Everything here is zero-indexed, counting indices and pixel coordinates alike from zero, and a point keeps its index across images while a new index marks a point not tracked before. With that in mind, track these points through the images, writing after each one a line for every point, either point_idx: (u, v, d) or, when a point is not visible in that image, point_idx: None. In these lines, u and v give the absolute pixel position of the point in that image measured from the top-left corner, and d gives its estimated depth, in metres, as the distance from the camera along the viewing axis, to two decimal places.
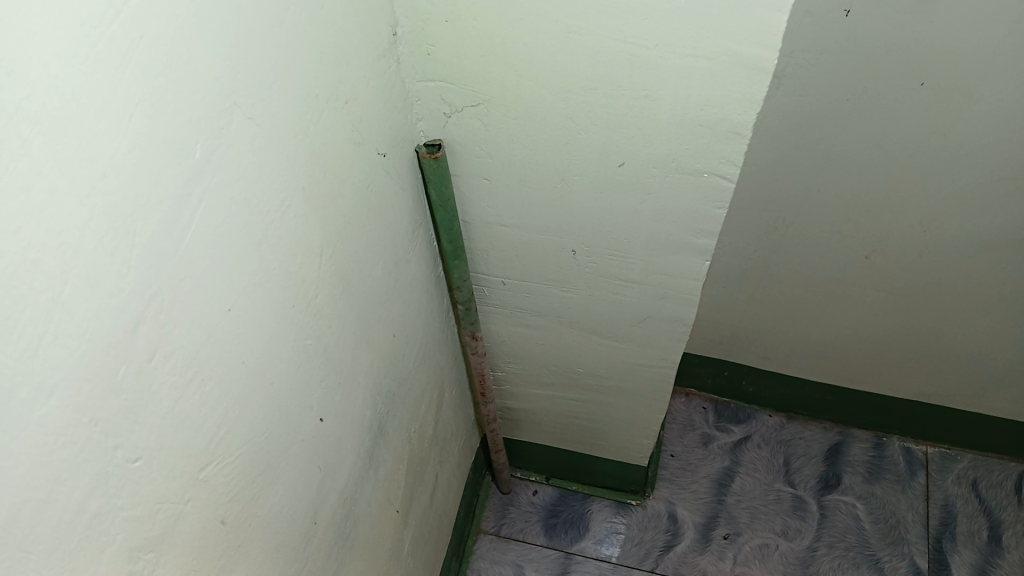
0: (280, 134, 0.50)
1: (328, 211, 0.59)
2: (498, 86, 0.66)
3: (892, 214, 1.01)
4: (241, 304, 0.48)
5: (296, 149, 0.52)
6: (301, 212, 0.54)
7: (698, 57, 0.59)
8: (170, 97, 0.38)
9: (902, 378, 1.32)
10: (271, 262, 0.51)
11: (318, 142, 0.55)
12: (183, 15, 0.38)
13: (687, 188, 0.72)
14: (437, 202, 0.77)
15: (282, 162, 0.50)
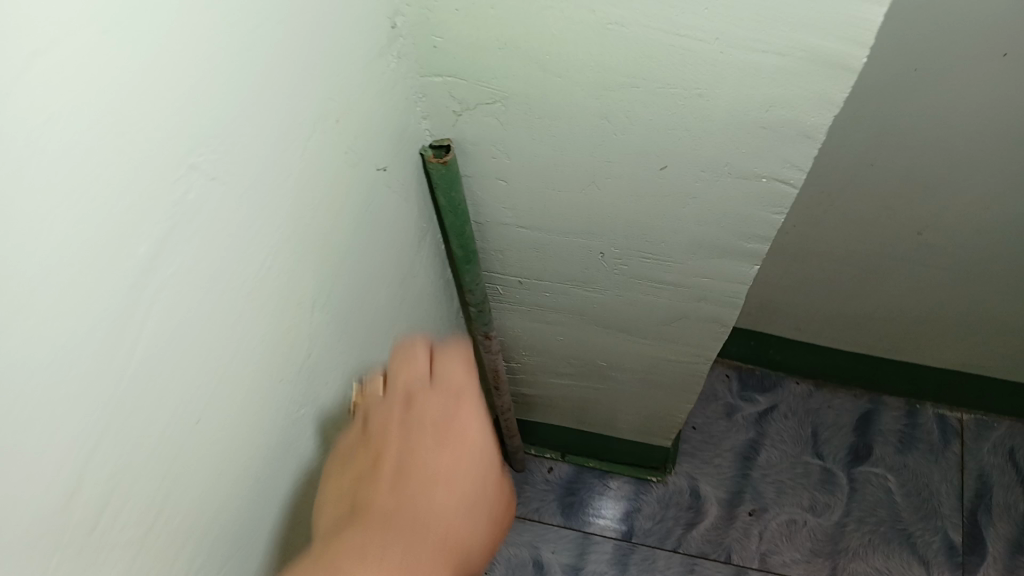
0: (260, 182, 0.39)
1: (320, 252, 0.49)
2: (520, 81, 0.55)
3: (951, 190, 0.90)
4: (213, 401, 0.39)
5: (280, 193, 0.42)
6: (287, 265, 0.44)
7: (768, 53, 0.48)
8: (98, 192, 0.28)
9: (942, 351, 1.23)
10: (251, 337, 0.41)
11: (306, 176, 0.45)
12: (111, 78, 0.28)
13: (740, 193, 0.61)
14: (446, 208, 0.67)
15: (265, 213, 0.40)
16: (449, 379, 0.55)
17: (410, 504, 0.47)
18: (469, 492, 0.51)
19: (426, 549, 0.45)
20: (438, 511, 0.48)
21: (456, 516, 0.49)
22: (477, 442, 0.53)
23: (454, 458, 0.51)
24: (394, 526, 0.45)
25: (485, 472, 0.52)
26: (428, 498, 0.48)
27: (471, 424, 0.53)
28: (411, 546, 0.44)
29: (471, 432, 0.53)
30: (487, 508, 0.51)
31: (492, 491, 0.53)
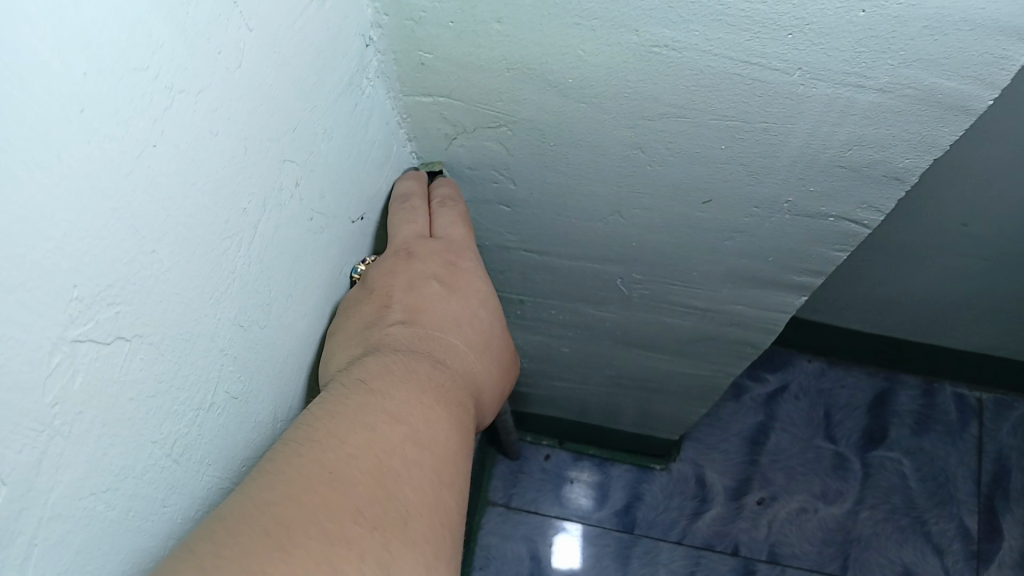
0: (172, 313, 0.28)
1: (278, 352, 0.38)
2: (532, 106, 0.43)
3: (1010, 182, 0.79)
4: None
5: (207, 314, 0.30)
6: (229, 393, 0.33)
7: (863, 89, 0.37)
8: None
9: (968, 335, 1.14)
10: (178, 504, 0.31)
11: (250, 274, 0.33)
12: None
13: (797, 231, 0.50)
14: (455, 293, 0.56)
15: (182, 350, 0.29)
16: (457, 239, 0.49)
17: (427, 349, 0.43)
18: (482, 344, 0.47)
19: (453, 390, 0.41)
20: (454, 359, 0.44)
21: (470, 368, 0.45)
22: (488, 293, 0.49)
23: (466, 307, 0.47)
24: (421, 366, 0.41)
25: (494, 324, 0.49)
26: (444, 344, 0.44)
27: (477, 276, 0.49)
28: (441, 388, 0.40)
29: (480, 285, 0.49)
30: (492, 361, 0.48)
31: (498, 343, 0.49)
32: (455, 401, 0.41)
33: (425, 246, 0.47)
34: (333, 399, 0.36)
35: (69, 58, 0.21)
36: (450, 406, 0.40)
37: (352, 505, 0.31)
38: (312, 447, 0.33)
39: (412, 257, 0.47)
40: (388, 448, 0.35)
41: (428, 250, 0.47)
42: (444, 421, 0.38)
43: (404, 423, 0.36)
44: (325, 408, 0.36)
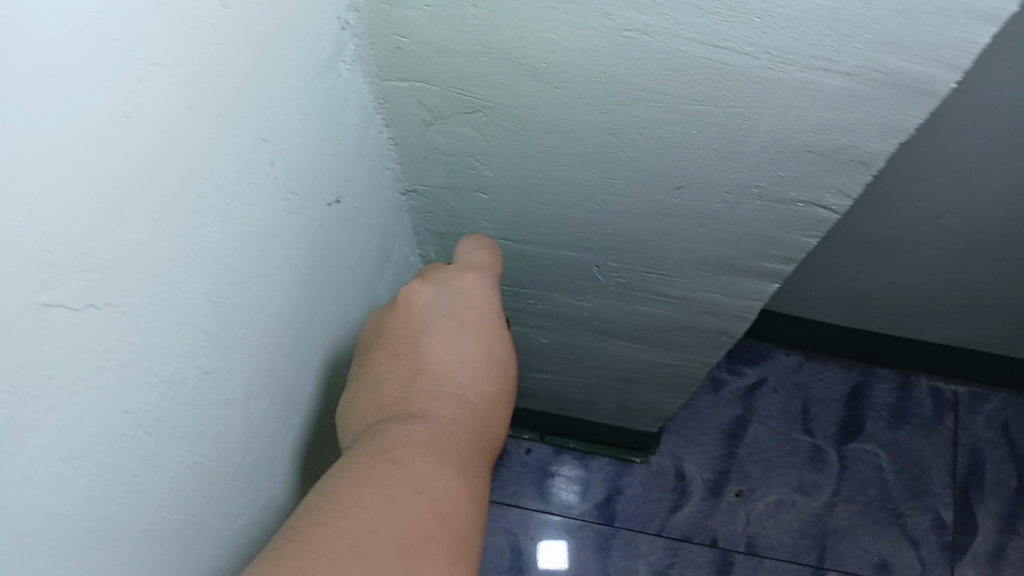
0: (143, 283, 0.28)
1: (252, 330, 0.38)
2: (508, 91, 0.44)
3: (981, 176, 0.80)
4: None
5: (179, 286, 0.31)
6: (201, 366, 0.33)
7: (831, 73, 0.38)
8: None
9: (943, 329, 1.16)
10: (149, 476, 0.31)
11: (223, 248, 0.33)
12: None
13: (768, 216, 0.51)
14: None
15: (153, 321, 0.29)
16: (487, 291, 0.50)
17: (449, 409, 0.44)
18: (504, 399, 0.48)
19: (471, 453, 0.42)
20: (476, 418, 0.45)
21: (491, 426, 0.46)
22: (511, 345, 0.50)
23: (491, 362, 0.48)
24: (441, 430, 0.42)
25: (516, 376, 0.50)
26: (465, 402, 0.45)
27: (504, 327, 0.50)
28: (459, 455, 0.41)
29: (507, 338, 0.49)
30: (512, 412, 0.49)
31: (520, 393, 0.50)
32: (474, 466, 0.42)
33: (452, 302, 0.48)
34: (353, 469, 0.38)
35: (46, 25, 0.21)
36: (468, 472, 0.41)
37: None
38: (338, 521, 0.35)
39: (438, 313, 0.48)
40: (408, 517, 0.36)
41: (457, 306, 0.48)
42: (462, 490, 0.39)
43: (424, 493, 0.37)
44: (346, 480, 0.38)
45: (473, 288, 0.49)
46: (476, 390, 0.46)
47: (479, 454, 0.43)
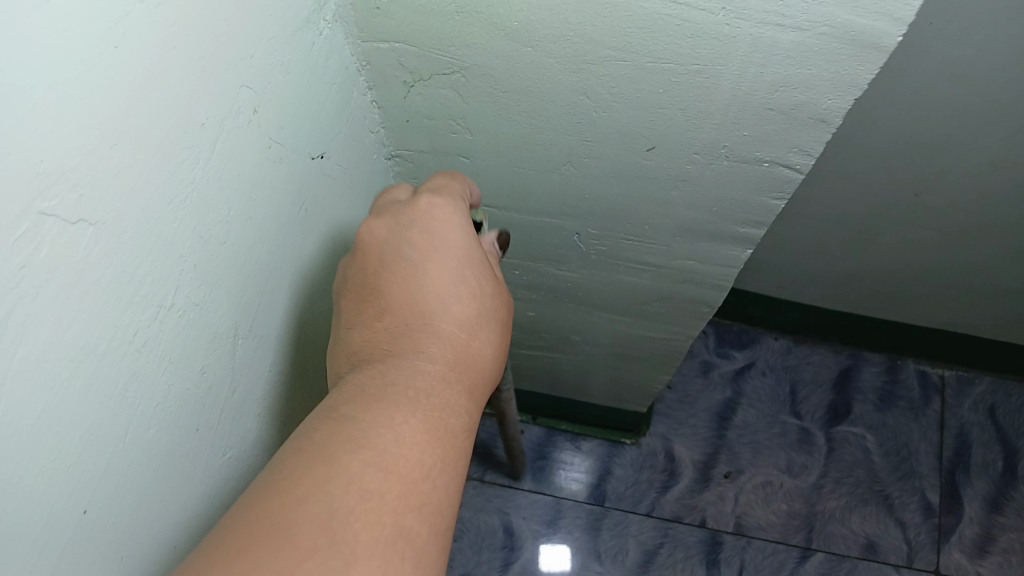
0: (126, 208, 0.30)
1: (236, 271, 0.40)
2: (483, 51, 0.46)
3: (956, 153, 0.82)
4: (75, 494, 0.30)
5: (162, 217, 0.32)
6: (183, 298, 0.35)
7: (784, 27, 0.40)
8: None
9: (927, 311, 1.18)
10: (135, 395, 0.33)
11: (206, 187, 0.35)
12: None
13: (738, 179, 0.53)
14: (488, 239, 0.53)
15: (135, 245, 0.31)
16: (451, 214, 0.48)
17: (413, 347, 0.44)
18: (480, 321, 0.47)
19: (437, 383, 0.42)
20: (444, 348, 0.45)
21: (465, 351, 0.46)
22: (485, 266, 0.49)
23: (458, 286, 0.47)
24: (402, 369, 0.42)
25: (496, 297, 0.49)
26: (431, 335, 0.45)
27: (473, 248, 0.49)
28: (420, 389, 0.41)
29: (476, 259, 0.49)
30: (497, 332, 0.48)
31: (503, 311, 0.50)
32: (442, 397, 0.42)
33: (408, 234, 0.48)
34: (299, 438, 0.38)
35: None
36: (432, 404, 0.41)
37: (303, 541, 0.32)
38: (268, 493, 0.34)
39: (397, 251, 0.47)
40: (345, 479, 0.35)
41: (413, 236, 0.47)
42: (425, 425, 0.40)
43: (378, 434, 0.38)
44: (290, 450, 0.37)
45: (432, 215, 0.48)
46: (442, 320, 0.46)
47: (450, 381, 0.43)
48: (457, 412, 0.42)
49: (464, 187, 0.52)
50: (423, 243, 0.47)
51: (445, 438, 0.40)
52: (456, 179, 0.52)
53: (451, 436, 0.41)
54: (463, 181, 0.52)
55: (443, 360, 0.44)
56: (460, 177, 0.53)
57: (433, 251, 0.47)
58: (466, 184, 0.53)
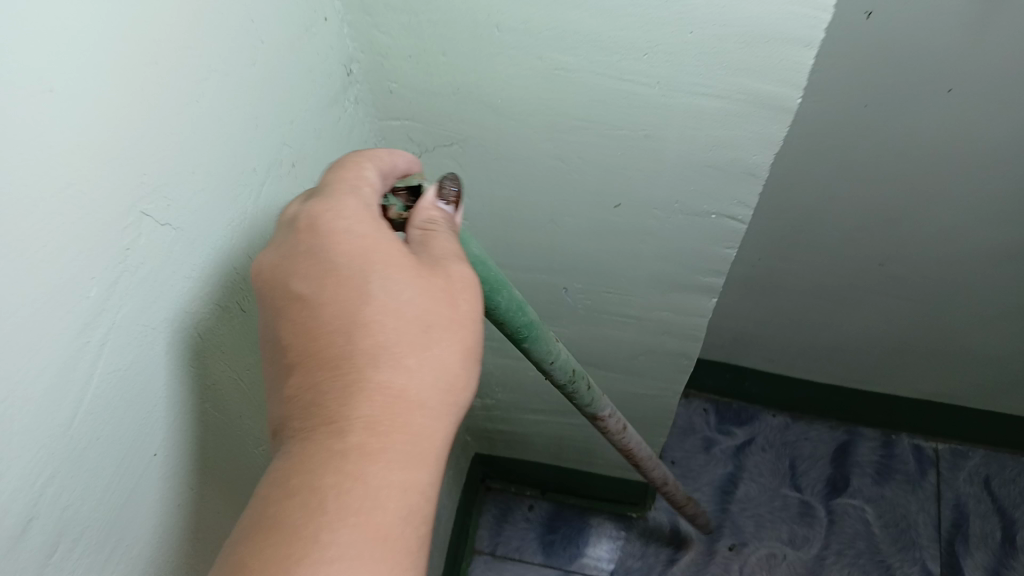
0: (101, 289, 0.34)
1: (181, 340, 0.41)
2: (475, 125, 0.57)
3: (910, 224, 0.91)
4: (46, 517, 0.34)
5: (134, 295, 0.36)
6: (150, 364, 0.39)
7: (709, 95, 0.50)
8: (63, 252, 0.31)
9: (913, 382, 1.24)
10: (189, 369, 0.42)
11: (174, 263, 0.39)
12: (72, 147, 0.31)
13: (694, 231, 0.63)
14: (423, 200, 0.43)
15: (111, 319, 0.35)
16: (335, 229, 0.39)
17: (317, 419, 0.37)
18: (399, 339, 0.38)
19: (349, 450, 0.35)
20: (352, 400, 0.37)
21: (386, 384, 0.37)
22: (398, 263, 0.39)
23: (361, 314, 0.38)
24: (301, 452, 0.36)
25: (421, 292, 0.39)
26: (336, 392, 0.37)
27: (375, 255, 0.39)
28: (324, 471, 0.35)
29: (378, 264, 0.39)
30: (436, 330, 0.39)
31: (442, 299, 0.40)
32: (354, 465, 0.35)
33: (298, 270, 0.40)
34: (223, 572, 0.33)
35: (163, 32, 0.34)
36: (341, 482, 0.35)
37: None
38: None
39: (291, 298, 0.40)
40: None
41: (302, 274, 0.40)
42: (353, 526, 0.34)
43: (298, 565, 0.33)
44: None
45: (314, 236, 0.40)
46: (348, 364, 0.38)
47: (368, 437, 0.36)
48: (382, 474, 0.35)
49: (370, 175, 0.43)
50: (313, 279, 0.39)
51: (363, 524, 0.34)
52: (359, 164, 0.43)
53: (374, 513, 0.34)
54: (371, 165, 0.43)
55: (353, 419, 0.36)
56: (367, 161, 0.43)
57: (326, 286, 0.39)
58: (380, 166, 0.44)
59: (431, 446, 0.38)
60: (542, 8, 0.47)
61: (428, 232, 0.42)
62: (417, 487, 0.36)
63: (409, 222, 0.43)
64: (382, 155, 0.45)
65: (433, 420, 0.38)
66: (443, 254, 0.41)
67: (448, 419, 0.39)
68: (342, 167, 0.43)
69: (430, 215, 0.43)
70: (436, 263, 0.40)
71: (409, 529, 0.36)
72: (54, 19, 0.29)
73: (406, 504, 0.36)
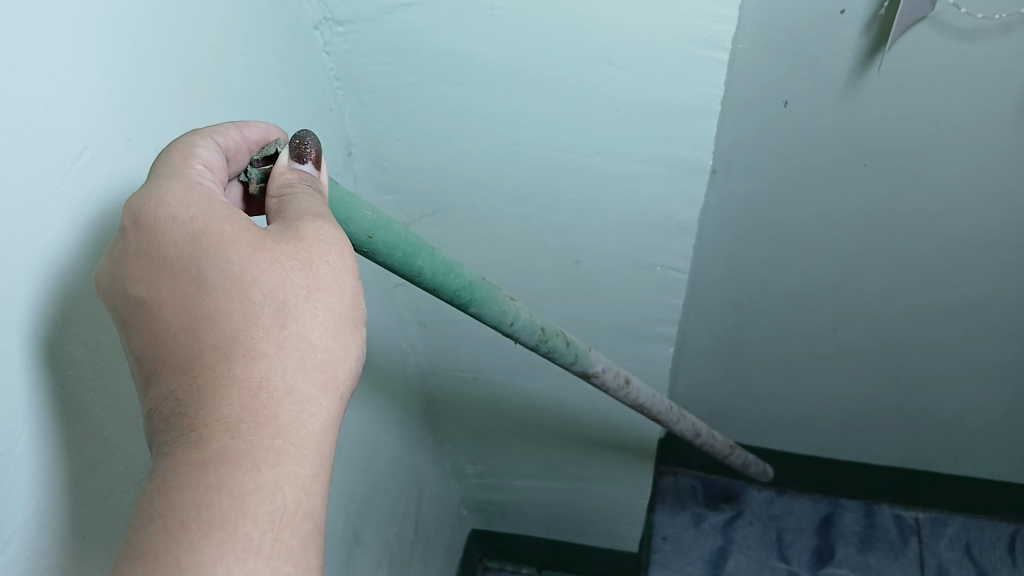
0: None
1: None
2: (452, 195, 0.70)
3: (850, 288, 0.98)
4: (77, 447, 0.43)
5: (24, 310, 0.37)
6: (35, 379, 0.39)
7: (638, 161, 0.62)
8: None
9: (882, 446, 1.29)
10: None
11: (59, 267, 0.39)
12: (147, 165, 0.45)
13: (644, 282, 0.74)
14: (278, 164, 0.44)
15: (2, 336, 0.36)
16: (169, 219, 0.39)
17: (174, 429, 0.36)
18: (252, 323, 0.38)
19: (212, 456, 0.35)
20: (208, 402, 0.36)
21: (244, 376, 0.37)
22: (242, 243, 0.39)
23: (211, 307, 0.39)
24: (156, 471, 0.35)
25: (269, 270, 0.39)
26: (195, 395, 0.37)
27: (215, 239, 0.39)
28: (184, 487, 0.34)
29: (222, 249, 0.39)
30: (292, 303, 0.39)
31: (296, 269, 0.40)
32: (216, 474, 0.34)
33: (136, 273, 0.40)
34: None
35: (210, 98, 0.49)
36: (201, 496, 0.33)
37: None
38: None
39: (138, 303, 0.40)
40: None
41: (143, 276, 0.40)
42: (254, 526, 0.34)
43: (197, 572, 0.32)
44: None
45: (150, 232, 0.40)
46: (199, 363, 0.38)
47: (229, 439, 0.35)
48: (250, 478, 0.35)
49: (203, 153, 0.42)
50: (156, 282, 0.40)
51: (233, 536, 0.33)
52: (192, 142, 0.42)
53: (243, 522, 0.34)
54: (208, 139, 0.43)
55: (212, 422, 0.36)
56: (205, 135, 0.43)
57: (174, 287, 0.39)
58: (220, 139, 0.44)
59: (304, 428, 0.38)
60: (501, 92, 0.60)
61: (283, 198, 0.42)
62: (292, 479, 0.36)
63: (268, 190, 0.44)
64: (227, 129, 0.45)
65: (301, 402, 0.38)
66: (296, 216, 0.41)
67: (319, 393, 0.39)
68: (174, 148, 0.42)
69: (286, 178, 0.43)
70: (287, 227, 0.40)
71: (288, 529, 0.35)
72: (143, 83, 0.43)
73: (280, 503, 0.35)
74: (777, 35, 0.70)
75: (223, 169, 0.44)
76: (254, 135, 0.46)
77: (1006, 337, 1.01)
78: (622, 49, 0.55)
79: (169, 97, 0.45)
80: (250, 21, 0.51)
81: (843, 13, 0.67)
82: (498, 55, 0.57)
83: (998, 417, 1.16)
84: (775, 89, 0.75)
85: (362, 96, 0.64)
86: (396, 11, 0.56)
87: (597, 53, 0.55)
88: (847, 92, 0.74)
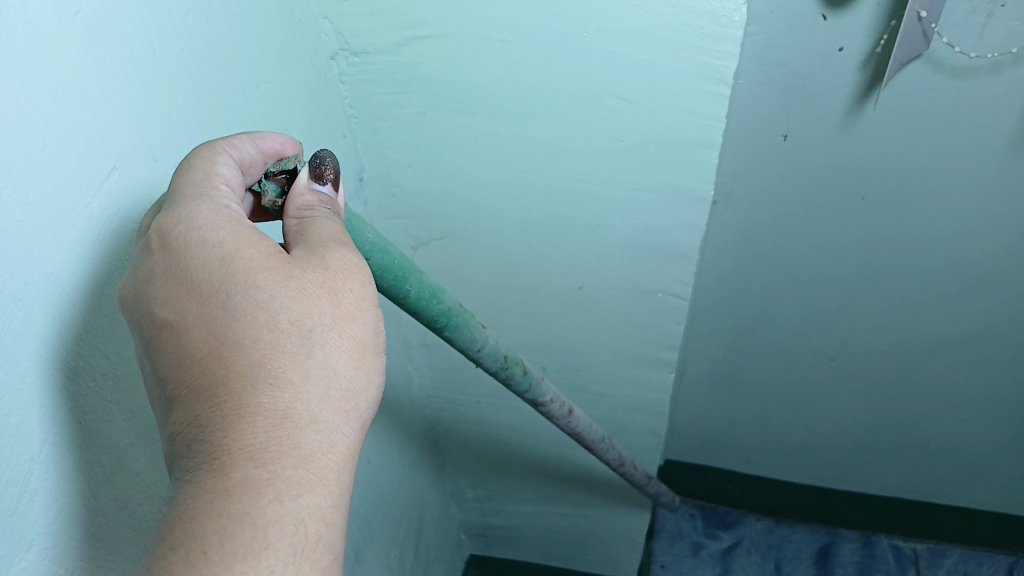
0: (15, 323, 0.36)
1: None
2: (460, 220, 0.72)
3: (848, 319, 1.00)
4: (106, 446, 0.45)
5: (43, 326, 0.38)
6: (46, 392, 0.39)
7: (641, 190, 0.64)
8: None
9: (881, 478, 1.29)
10: None
11: (94, 277, 0.41)
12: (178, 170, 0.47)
13: (646, 308, 0.75)
14: (298, 183, 0.43)
15: (23, 352, 0.37)
16: (199, 243, 0.39)
17: (196, 456, 0.35)
18: (279, 351, 0.38)
19: (236, 484, 0.34)
20: (233, 429, 0.35)
21: (270, 406, 0.36)
22: (269, 271, 0.38)
23: (237, 333, 0.38)
24: (178, 499, 0.34)
25: (297, 298, 0.38)
26: (218, 421, 0.36)
27: (244, 266, 0.38)
28: (207, 516, 0.33)
29: (251, 276, 0.38)
30: (319, 331, 0.39)
31: (322, 298, 0.39)
32: (239, 504, 0.33)
33: (159, 296, 0.39)
34: None
35: (235, 117, 0.51)
36: (225, 526, 0.32)
37: None
38: None
39: (162, 327, 0.38)
40: None
41: (169, 300, 0.38)
42: (277, 555, 0.33)
43: None
44: None
45: (179, 255, 0.39)
46: (223, 389, 0.36)
47: (252, 467, 0.34)
48: (273, 508, 0.34)
49: (223, 171, 0.42)
50: (183, 306, 0.38)
51: (255, 567, 0.32)
52: (211, 159, 0.42)
53: (265, 554, 0.33)
54: (225, 154, 0.43)
55: (236, 450, 0.35)
56: (222, 151, 0.43)
57: (198, 314, 0.38)
58: (235, 154, 0.44)
59: (326, 457, 0.37)
60: (510, 120, 0.62)
61: (303, 220, 0.42)
62: (313, 510, 0.35)
63: (285, 211, 0.43)
64: (242, 142, 0.45)
65: (324, 431, 0.37)
66: (318, 242, 0.40)
67: (341, 422, 0.38)
68: (192, 166, 0.42)
69: (305, 200, 0.43)
70: (312, 254, 0.40)
71: (308, 561, 0.34)
72: (176, 99, 0.45)
73: (301, 535, 0.34)
74: (777, 71, 0.73)
75: (238, 183, 0.44)
76: (269, 149, 0.47)
77: (1003, 367, 1.02)
78: (626, 84, 0.57)
79: (193, 119, 0.47)
80: (272, 51, 0.54)
81: (842, 50, 0.69)
82: (508, 87, 0.59)
83: (995, 448, 1.16)
84: (775, 122, 0.77)
85: (375, 124, 0.66)
86: (410, 43, 0.59)
87: (603, 86, 0.57)
88: (845, 126, 0.76)
